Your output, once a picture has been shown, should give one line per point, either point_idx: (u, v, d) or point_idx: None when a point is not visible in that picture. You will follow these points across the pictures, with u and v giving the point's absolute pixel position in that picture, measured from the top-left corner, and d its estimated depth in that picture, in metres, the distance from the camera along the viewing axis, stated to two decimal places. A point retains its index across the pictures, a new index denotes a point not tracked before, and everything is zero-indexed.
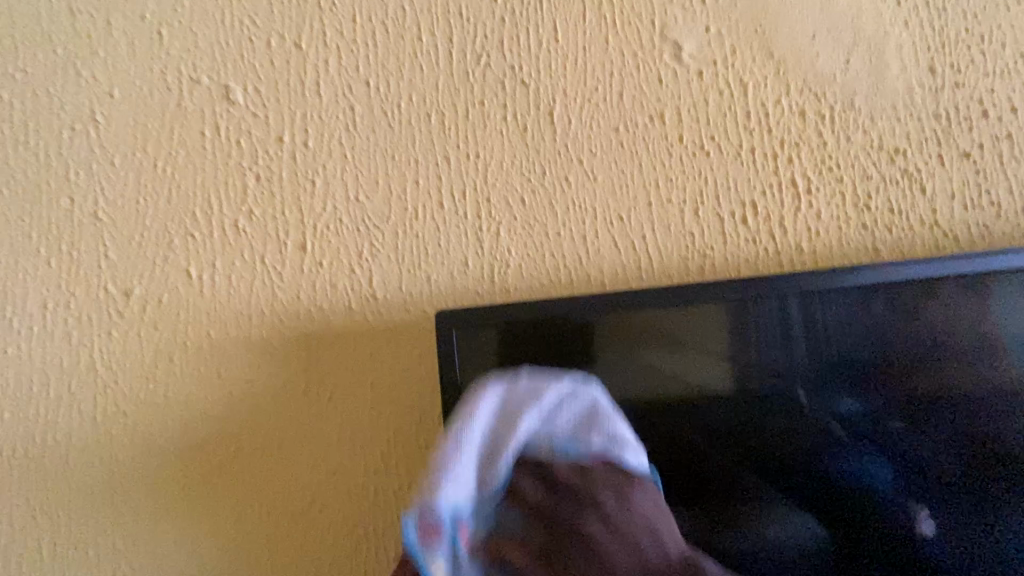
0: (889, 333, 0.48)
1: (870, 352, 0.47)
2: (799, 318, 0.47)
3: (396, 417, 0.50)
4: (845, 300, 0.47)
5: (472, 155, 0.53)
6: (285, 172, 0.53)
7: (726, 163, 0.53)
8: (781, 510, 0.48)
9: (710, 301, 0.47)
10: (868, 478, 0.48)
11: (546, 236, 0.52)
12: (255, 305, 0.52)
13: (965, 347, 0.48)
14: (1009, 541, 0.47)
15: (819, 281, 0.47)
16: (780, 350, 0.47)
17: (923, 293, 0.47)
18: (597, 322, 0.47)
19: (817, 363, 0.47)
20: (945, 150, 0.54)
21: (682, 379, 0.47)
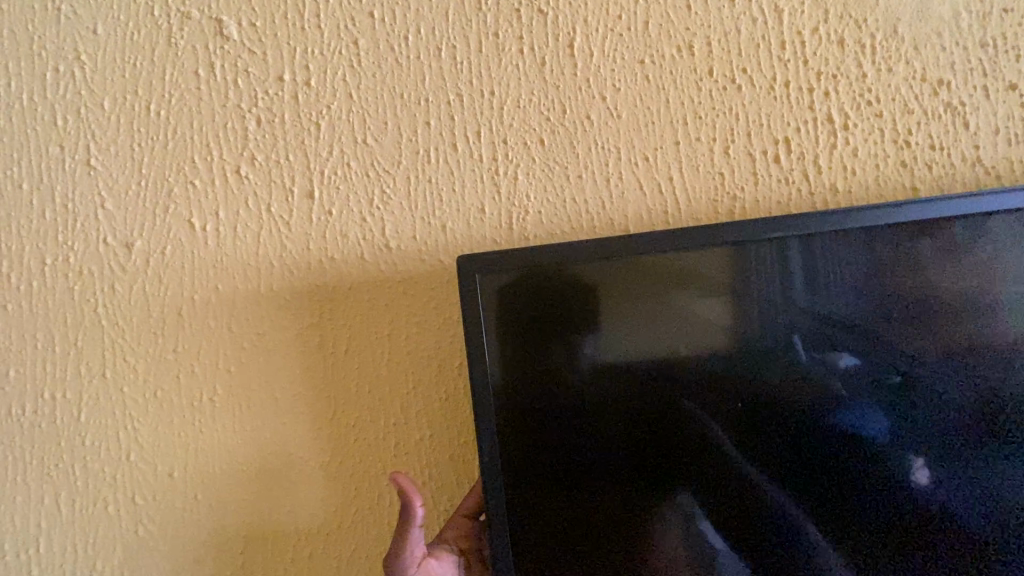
0: (888, 279, 0.46)
1: (890, 296, 0.46)
2: (815, 260, 0.45)
3: (414, 369, 0.49)
4: (848, 245, 0.45)
5: (487, 92, 0.49)
6: (287, 114, 0.50)
7: (758, 98, 0.49)
8: (791, 465, 0.46)
9: (740, 244, 0.45)
10: (865, 430, 0.46)
11: (566, 180, 0.49)
12: (263, 256, 0.49)
13: (962, 290, 0.46)
14: (1005, 486, 0.46)
15: (829, 223, 0.44)
16: (803, 294, 0.45)
17: (924, 236, 0.45)
18: (621, 266, 0.45)
19: (834, 307, 0.46)
20: (991, 82, 0.50)
21: (710, 326, 0.45)
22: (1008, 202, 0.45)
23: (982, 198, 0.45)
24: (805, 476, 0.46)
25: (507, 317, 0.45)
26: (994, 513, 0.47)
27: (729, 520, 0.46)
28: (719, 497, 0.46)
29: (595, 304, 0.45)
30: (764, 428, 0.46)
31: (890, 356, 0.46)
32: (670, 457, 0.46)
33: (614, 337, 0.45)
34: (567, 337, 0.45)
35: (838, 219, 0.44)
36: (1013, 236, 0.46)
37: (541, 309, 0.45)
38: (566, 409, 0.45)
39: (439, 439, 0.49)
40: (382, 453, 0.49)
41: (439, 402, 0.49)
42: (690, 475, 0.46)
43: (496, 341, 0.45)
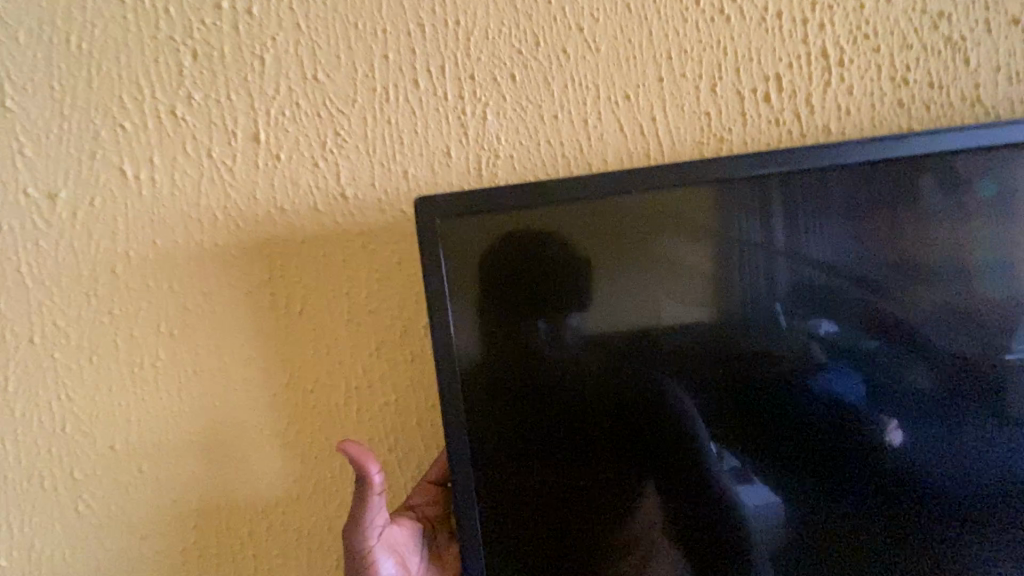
0: (868, 226, 0.43)
1: (881, 240, 0.43)
2: (792, 206, 0.42)
3: (377, 330, 0.45)
4: (827, 189, 0.42)
5: (451, 22, 0.44)
6: (227, 47, 0.44)
7: (747, 31, 0.45)
8: (762, 425, 0.43)
9: (723, 185, 0.41)
10: (839, 388, 0.44)
11: (540, 120, 0.45)
12: (205, 208, 0.45)
13: (947, 237, 0.43)
14: (983, 444, 0.44)
15: (809, 166, 0.41)
16: (788, 239, 0.42)
17: (908, 179, 0.42)
18: (595, 210, 0.41)
19: (821, 253, 0.43)
20: (994, 14, 0.47)
21: (692, 275, 0.42)
22: (1010, 138, 0.42)
23: (983, 133, 0.42)
24: (776, 437, 0.44)
25: (473, 268, 0.41)
26: (979, 472, 0.44)
27: (695, 484, 0.43)
28: (686, 460, 0.43)
29: (567, 252, 0.42)
30: (747, 385, 0.43)
31: (879, 305, 0.43)
32: (649, 415, 0.43)
33: (587, 288, 0.42)
34: (536, 288, 0.42)
35: (826, 157, 0.41)
36: (1005, 178, 0.42)
37: (507, 258, 0.41)
38: (535, 366, 0.42)
39: (405, 404, 0.45)
40: (343, 421, 0.45)
41: (404, 365, 0.45)
42: (656, 438, 0.43)
43: (459, 294, 0.41)
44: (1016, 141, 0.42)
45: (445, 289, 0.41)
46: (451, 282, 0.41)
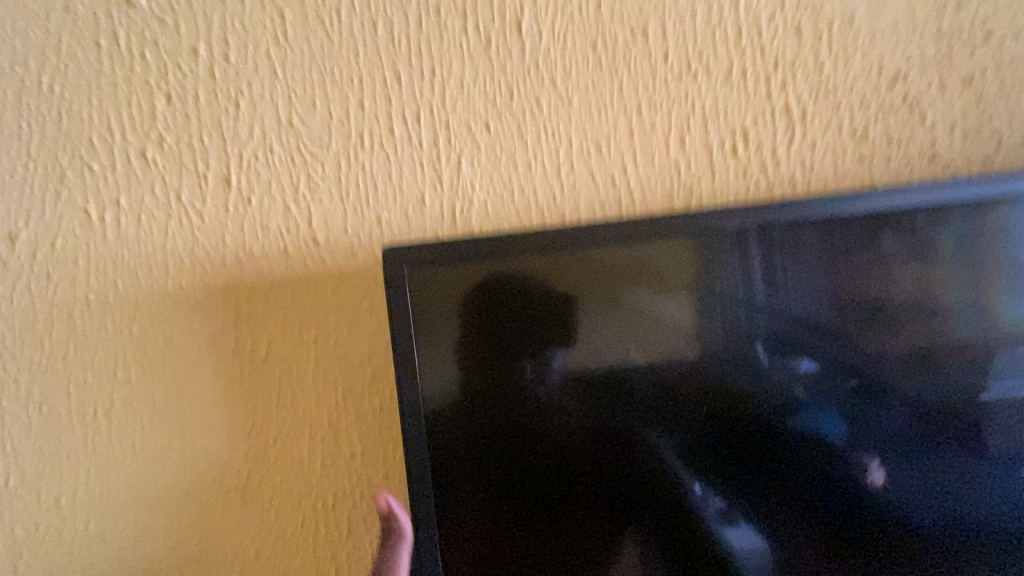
0: (842, 273, 0.43)
1: (854, 287, 0.43)
2: (768, 254, 0.43)
3: (346, 377, 0.44)
4: (802, 237, 0.43)
5: (427, 72, 0.45)
6: (201, 91, 0.45)
7: (714, 87, 0.47)
8: (746, 470, 0.43)
9: (699, 234, 0.42)
10: (820, 431, 0.43)
11: (514, 169, 0.46)
12: (170, 251, 0.44)
13: (919, 285, 0.44)
14: (963, 487, 0.44)
15: (783, 216, 0.42)
16: (764, 287, 0.43)
17: (880, 229, 0.43)
18: (572, 259, 0.41)
19: (797, 299, 0.43)
20: (946, 76, 0.49)
21: (667, 325, 0.42)
22: (974, 189, 0.43)
23: (946, 186, 0.43)
24: (758, 481, 0.43)
25: (443, 318, 0.41)
26: (959, 515, 0.44)
27: (678, 529, 0.43)
28: (668, 505, 0.42)
29: (541, 302, 0.41)
30: (726, 433, 0.43)
31: (855, 351, 0.44)
32: (627, 465, 0.42)
33: (562, 338, 0.41)
34: (508, 338, 0.41)
35: (798, 208, 0.42)
36: (974, 229, 0.44)
37: (478, 309, 0.41)
38: (506, 419, 0.41)
39: (373, 455, 0.44)
40: (308, 473, 0.44)
41: (373, 415, 0.44)
42: (638, 484, 0.42)
43: (429, 344, 0.40)
44: (981, 194, 0.43)
45: (414, 340, 0.40)
46: (420, 331, 0.40)
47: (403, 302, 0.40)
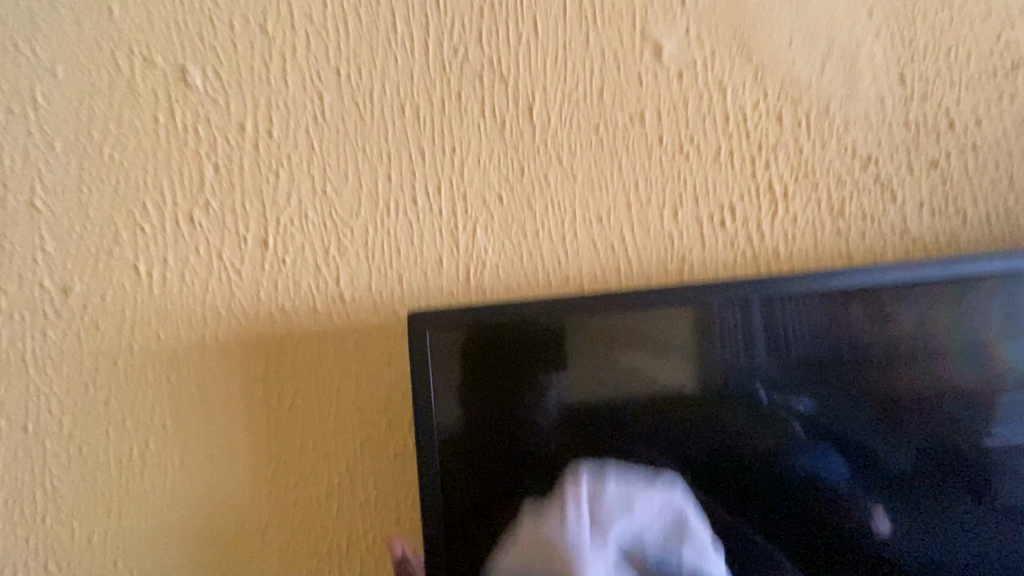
0: (845, 339, 0.48)
1: (855, 354, 0.48)
2: (776, 322, 0.47)
3: (364, 426, 0.47)
4: (806, 307, 0.47)
5: (449, 149, 0.51)
6: (246, 162, 0.50)
7: (704, 166, 0.53)
8: (759, 510, 0.48)
9: (710, 305, 0.46)
10: (826, 477, 0.48)
11: (524, 236, 0.50)
12: (210, 304, 0.48)
13: (914, 350, 0.48)
14: (956, 529, 0.49)
15: (789, 288, 0.46)
16: (770, 352, 0.47)
17: (879, 300, 0.48)
18: (582, 326, 0.45)
19: (804, 361, 0.47)
20: (914, 159, 0.55)
21: (664, 386, 0.46)
22: (966, 267, 0.47)
23: (946, 264, 0.47)
24: (772, 521, 0.48)
25: (458, 377, 0.44)
26: (952, 554, 0.49)
27: None
28: None
29: (548, 363, 0.45)
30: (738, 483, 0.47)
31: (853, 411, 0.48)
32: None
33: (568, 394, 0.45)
34: (519, 396, 0.45)
35: (804, 283, 0.46)
36: (965, 301, 0.48)
37: (491, 369, 0.45)
38: (522, 466, 0.45)
39: (386, 500, 0.47)
40: (325, 515, 0.47)
41: (387, 461, 0.47)
42: None
43: (446, 401, 0.44)
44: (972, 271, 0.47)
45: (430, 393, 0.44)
46: (437, 389, 0.44)
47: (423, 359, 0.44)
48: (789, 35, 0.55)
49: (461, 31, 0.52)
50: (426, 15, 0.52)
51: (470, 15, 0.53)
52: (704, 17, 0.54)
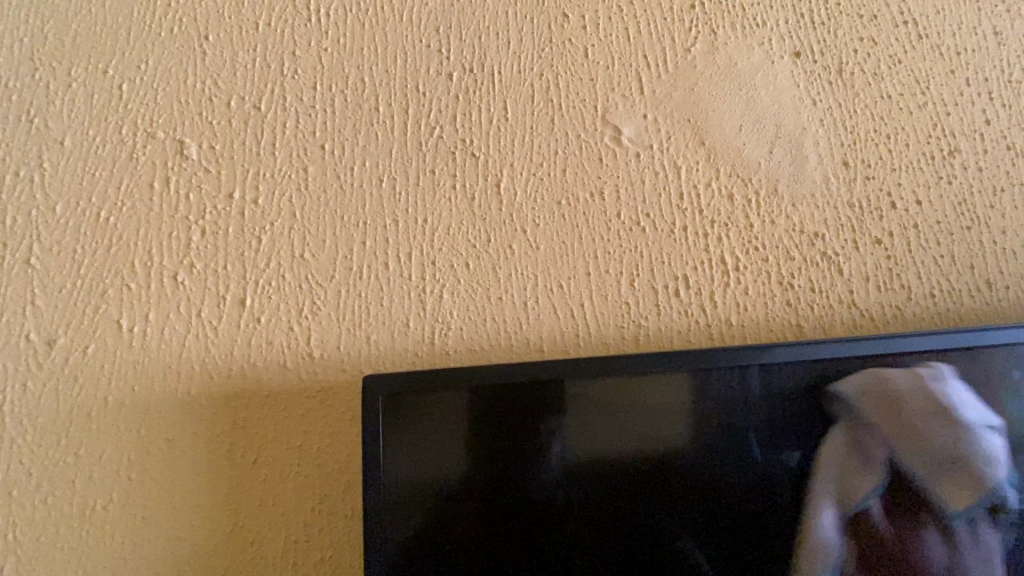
0: (830, 402, 0.51)
1: (819, 420, 0.51)
2: (765, 386, 0.50)
3: (323, 482, 0.49)
4: (791, 372, 0.50)
5: (420, 219, 0.55)
6: (231, 227, 0.54)
7: (659, 239, 0.57)
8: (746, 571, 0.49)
9: (694, 372, 0.49)
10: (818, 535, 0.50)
11: (488, 301, 0.53)
12: (185, 360, 0.50)
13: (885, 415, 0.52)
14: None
15: (779, 354, 0.49)
16: (756, 416, 0.50)
17: (859, 369, 0.51)
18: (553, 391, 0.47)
19: (791, 421, 0.51)
20: (859, 236, 0.58)
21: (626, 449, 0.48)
22: (943, 341, 0.52)
23: (920, 339, 0.52)
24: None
25: (414, 437, 0.46)
26: None
27: None
28: None
29: (508, 427, 0.47)
30: (720, 543, 0.49)
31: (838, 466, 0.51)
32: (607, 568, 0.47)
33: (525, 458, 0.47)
34: (486, 457, 0.47)
35: (792, 350, 0.50)
36: (940, 374, 0.52)
37: (448, 431, 0.46)
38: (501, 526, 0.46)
39: (342, 558, 0.48)
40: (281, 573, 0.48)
41: (344, 519, 0.48)
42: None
43: (398, 460, 0.46)
44: (947, 346, 0.52)
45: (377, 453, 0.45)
46: (391, 448, 0.46)
47: (375, 420, 0.46)
48: (738, 121, 0.60)
49: (438, 113, 0.58)
50: (406, 99, 0.58)
51: (446, 101, 0.58)
52: (659, 106, 0.60)
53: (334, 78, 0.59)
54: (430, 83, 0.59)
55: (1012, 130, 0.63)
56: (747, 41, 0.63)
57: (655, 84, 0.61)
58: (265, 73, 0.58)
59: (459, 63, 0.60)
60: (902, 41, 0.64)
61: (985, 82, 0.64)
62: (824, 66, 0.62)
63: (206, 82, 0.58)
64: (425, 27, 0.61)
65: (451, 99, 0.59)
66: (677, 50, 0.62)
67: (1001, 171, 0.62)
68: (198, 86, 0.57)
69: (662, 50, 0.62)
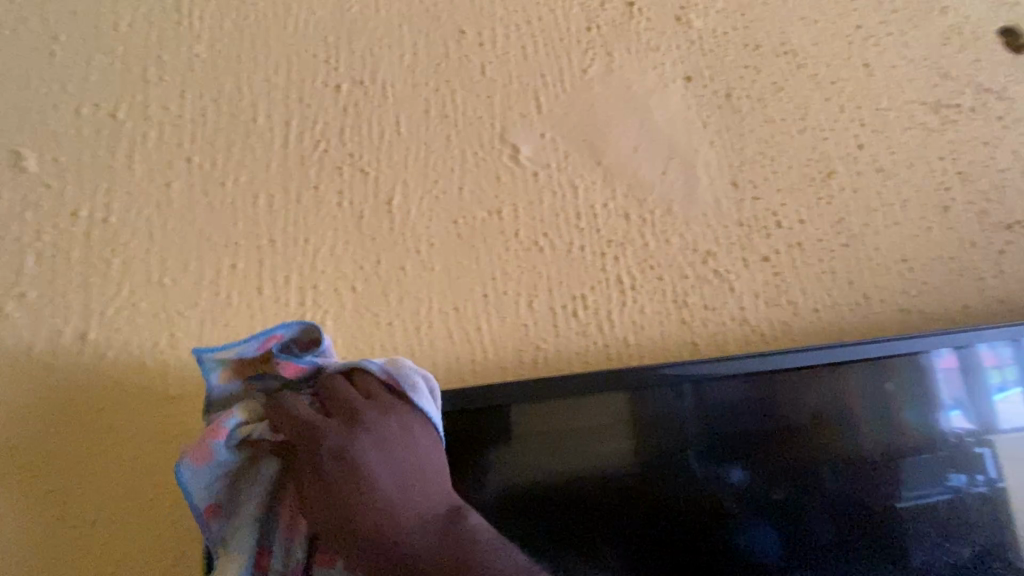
0: (734, 418, 0.52)
1: (730, 436, 0.51)
2: (669, 405, 0.51)
3: (179, 540, 0.43)
4: (690, 391, 0.51)
5: (300, 239, 0.50)
6: (75, 249, 0.47)
7: (557, 260, 0.55)
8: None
9: (602, 391, 0.50)
10: (754, 547, 0.50)
11: (376, 327, 0.49)
12: (10, 405, 0.43)
13: (794, 429, 0.53)
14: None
15: (675, 374, 0.51)
16: (670, 433, 0.50)
17: (753, 384, 0.52)
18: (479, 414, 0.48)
19: (708, 435, 0.51)
20: (748, 254, 0.59)
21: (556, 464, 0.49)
22: (830, 354, 0.54)
23: (809, 353, 0.53)
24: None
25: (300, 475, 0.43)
26: None
27: None
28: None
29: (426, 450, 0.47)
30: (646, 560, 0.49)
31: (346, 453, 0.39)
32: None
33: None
34: None
35: (687, 369, 0.51)
36: (828, 385, 0.54)
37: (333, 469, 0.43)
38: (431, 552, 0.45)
39: None
40: None
41: None
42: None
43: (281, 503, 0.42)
44: (834, 359, 0.54)
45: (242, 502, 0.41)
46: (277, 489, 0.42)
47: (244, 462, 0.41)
48: (634, 142, 0.61)
49: (324, 126, 0.54)
50: (289, 111, 0.54)
51: (333, 113, 0.55)
52: (557, 125, 0.60)
53: (206, 85, 0.54)
54: (316, 94, 0.55)
55: (883, 154, 0.67)
56: (641, 65, 0.64)
57: (553, 103, 0.60)
58: (125, 78, 0.53)
59: (348, 74, 0.56)
60: (783, 70, 0.67)
61: (857, 110, 0.68)
62: (714, 90, 0.65)
63: (53, 87, 0.51)
64: (312, 37, 0.57)
65: (339, 112, 0.55)
66: (574, 70, 0.62)
67: (875, 191, 0.65)
68: (42, 91, 0.51)
69: (560, 70, 0.62)
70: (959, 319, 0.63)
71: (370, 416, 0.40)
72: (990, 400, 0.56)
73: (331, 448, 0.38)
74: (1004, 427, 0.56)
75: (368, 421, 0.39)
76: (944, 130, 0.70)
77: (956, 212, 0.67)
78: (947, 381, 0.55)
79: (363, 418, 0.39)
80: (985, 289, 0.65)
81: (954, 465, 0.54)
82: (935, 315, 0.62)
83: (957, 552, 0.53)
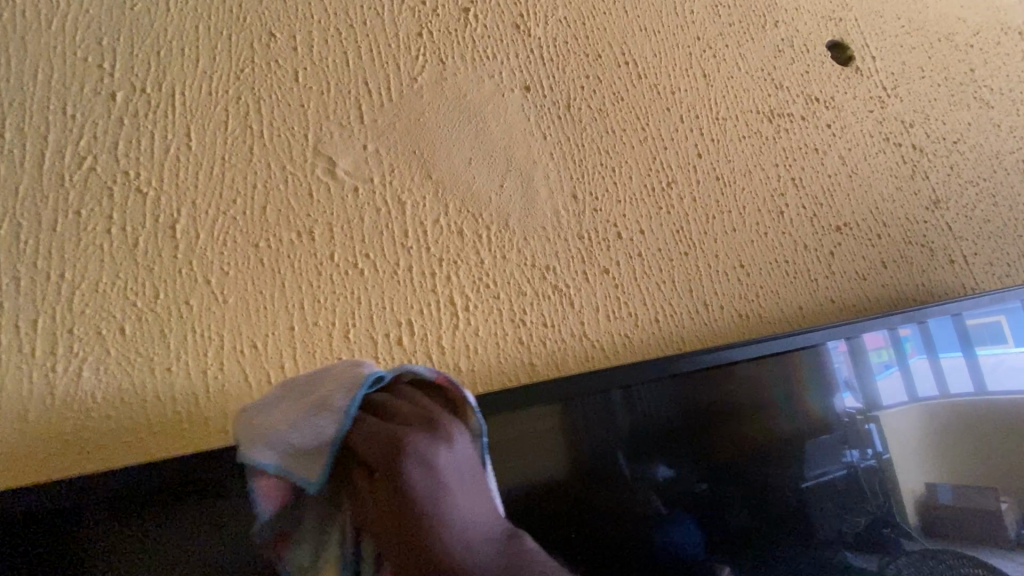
0: (600, 425, 0.50)
1: (592, 451, 0.49)
2: (535, 423, 0.48)
3: None
4: (541, 413, 0.48)
5: (54, 274, 0.43)
6: None
7: (381, 282, 0.50)
8: None
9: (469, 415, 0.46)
10: (665, 523, 0.50)
11: (150, 374, 0.43)
12: None
13: (658, 431, 0.52)
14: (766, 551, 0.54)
15: (538, 392, 0.48)
16: (541, 446, 0.48)
17: (610, 401, 0.51)
18: None
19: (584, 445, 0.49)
20: (588, 267, 0.58)
21: None
22: (727, 353, 0.55)
23: (707, 353, 0.55)
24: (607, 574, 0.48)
25: (57, 541, 0.36)
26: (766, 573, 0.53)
27: None
28: None
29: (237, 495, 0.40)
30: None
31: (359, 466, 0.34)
32: None
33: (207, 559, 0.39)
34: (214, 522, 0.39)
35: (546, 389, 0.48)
36: (672, 392, 0.53)
37: (105, 526, 0.37)
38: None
39: None
40: None
41: None
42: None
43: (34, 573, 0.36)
44: (728, 360, 0.55)
45: None
46: (28, 560, 0.36)
47: None
48: (468, 154, 0.58)
49: (91, 140, 0.46)
50: (45, 122, 0.46)
51: (103, 126, 0.47)
52: (383, 135, 0.55)
53: None
54: (83, 103, 0.47)
55: (721, 162, 0.69)
56: (476, 73, 0.61)
57: (377, 113, 0.55)
58: None
59: (125, 80, 0.49)
60: (624, 80, 0.67)
61: (696, 120, 0.69)
62: (553, 100, 0.63)
63: None
64: (79, 35, 0.49)
65: (112, 123, 0.47)
66: (402, 78, 0.58)
67: (713, 199, 0.66)
68: None
69: (386, 78, 0.57)
70: (794, 321, 0.66)
71: (451, 422, 0.35)
72: (872, 381, 0.61)
73: (409, 454, 0.33)
74: (879, 406, 0.62)
75: (449, 432, 0.35)
76: (779, 138, 0.73)
77: (790, 217, 0.70)
78: (843, 363, 0.60)
79: (412, 432, 0.34)
80: (817, 290, 0.68)
81: (846, 443, 0.59)
82: (772, 318, 0.64)
83: (840, 526, 0.57)
